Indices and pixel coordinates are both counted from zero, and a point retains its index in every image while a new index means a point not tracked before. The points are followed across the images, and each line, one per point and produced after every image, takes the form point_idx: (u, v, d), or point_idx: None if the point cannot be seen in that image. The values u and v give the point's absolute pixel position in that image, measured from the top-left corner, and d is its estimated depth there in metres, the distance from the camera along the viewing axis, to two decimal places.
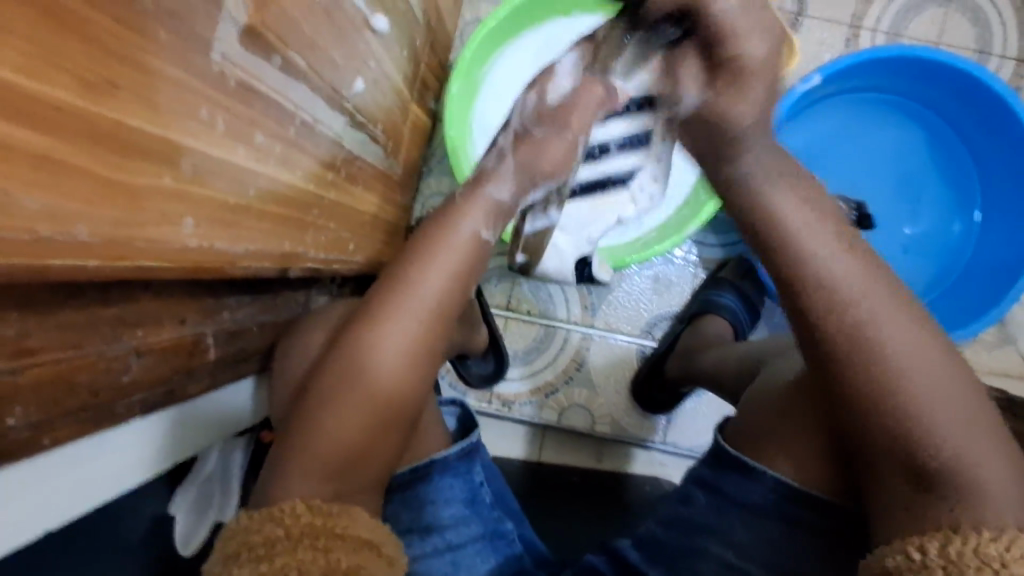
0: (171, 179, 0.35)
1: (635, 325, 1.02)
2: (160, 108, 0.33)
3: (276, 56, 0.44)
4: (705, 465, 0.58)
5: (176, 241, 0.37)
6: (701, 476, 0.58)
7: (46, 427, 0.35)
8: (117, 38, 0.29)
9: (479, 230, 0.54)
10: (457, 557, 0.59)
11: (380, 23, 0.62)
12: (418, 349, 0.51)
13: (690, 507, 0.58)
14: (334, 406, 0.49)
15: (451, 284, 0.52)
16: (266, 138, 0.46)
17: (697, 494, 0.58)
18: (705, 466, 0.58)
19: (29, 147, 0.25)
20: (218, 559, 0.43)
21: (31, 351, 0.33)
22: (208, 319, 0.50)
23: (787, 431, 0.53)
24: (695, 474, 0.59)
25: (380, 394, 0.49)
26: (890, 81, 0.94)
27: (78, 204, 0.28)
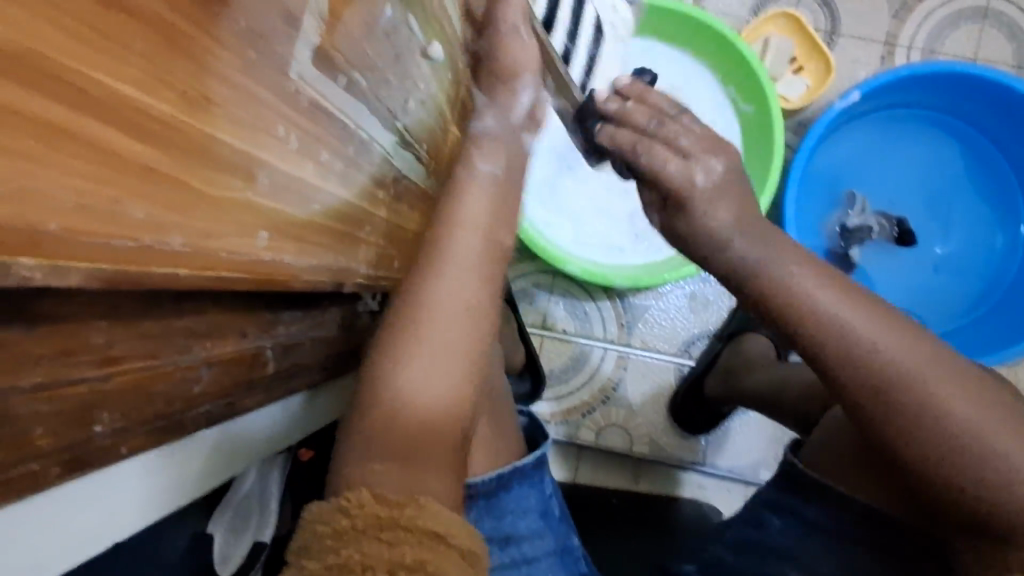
0: (249, 192, 0.36)
1: (672, 344, 1.01)
2: (244, 124, 0.34)
3: (341, 75, 0.45)
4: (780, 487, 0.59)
5: (251, 253, 0.38)
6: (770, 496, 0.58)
7: (125, 435, 0.35)
8: (214, 55, 0.30)
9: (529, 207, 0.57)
10: (533, 570, 0.59)
11: (431, 47, 0.64)
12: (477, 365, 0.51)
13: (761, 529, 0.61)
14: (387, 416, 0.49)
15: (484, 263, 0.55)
16: (328, 155, 0.47)
17: (770, 519, 0.62)
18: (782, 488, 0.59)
19: (136, 157, 0.26)
20: (293, 549, 0.44)
21: (115, 359, 0.34)
22: (267, 333, 0.51)
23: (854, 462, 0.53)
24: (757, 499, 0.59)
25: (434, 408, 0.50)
26: (930, 97, 0.93)
27: (171, 213, 0.29)
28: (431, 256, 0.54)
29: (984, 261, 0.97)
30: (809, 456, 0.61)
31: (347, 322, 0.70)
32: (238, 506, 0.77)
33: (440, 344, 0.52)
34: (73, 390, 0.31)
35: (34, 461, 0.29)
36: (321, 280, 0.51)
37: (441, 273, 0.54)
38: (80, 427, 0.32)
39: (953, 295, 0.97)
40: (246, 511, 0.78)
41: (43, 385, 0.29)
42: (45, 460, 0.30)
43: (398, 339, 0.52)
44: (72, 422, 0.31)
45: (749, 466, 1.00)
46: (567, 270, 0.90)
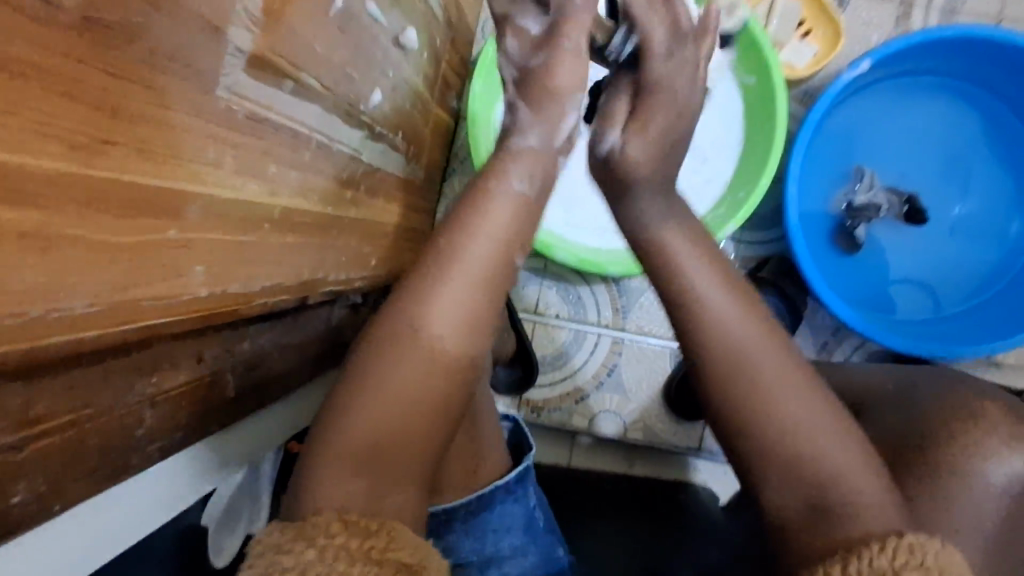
0: (178, 230, 0.33)
1: (668, 328, 0.98)
2: (162, 158, 0.30)
3: (287, 80, 0.41)
4: None
5: (186, 292, 0.35)
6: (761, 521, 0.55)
7: (56, 492, 0.33)
8: (111, 92, 0.26)
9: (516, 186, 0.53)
10: None
11: (406, 35, 0.61)
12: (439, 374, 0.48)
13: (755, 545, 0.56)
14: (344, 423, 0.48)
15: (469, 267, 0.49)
16: (280, 167, 0.43)
17: None
18: None
19: (13, 225, 0.23)
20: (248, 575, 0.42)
21: (37, 420, 0.31)
22: (228, 352, 0.48)
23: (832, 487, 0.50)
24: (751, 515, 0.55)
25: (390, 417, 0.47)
26: (946, 62, 0.86)
27: (74, 275, 0.26)
28: (422, 275, 0.49)
29: (998, 237, 0.92)
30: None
31: (324, 323, 0.67)
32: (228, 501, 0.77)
33: (418, 367, 0.48)
34: None
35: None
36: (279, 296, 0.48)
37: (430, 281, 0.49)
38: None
39: (962, 270, 0.92)
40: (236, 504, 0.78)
41: None
42: None
43: (372, 360, 0.48)
44: None
45: None
46: (556, 257, 0.86)
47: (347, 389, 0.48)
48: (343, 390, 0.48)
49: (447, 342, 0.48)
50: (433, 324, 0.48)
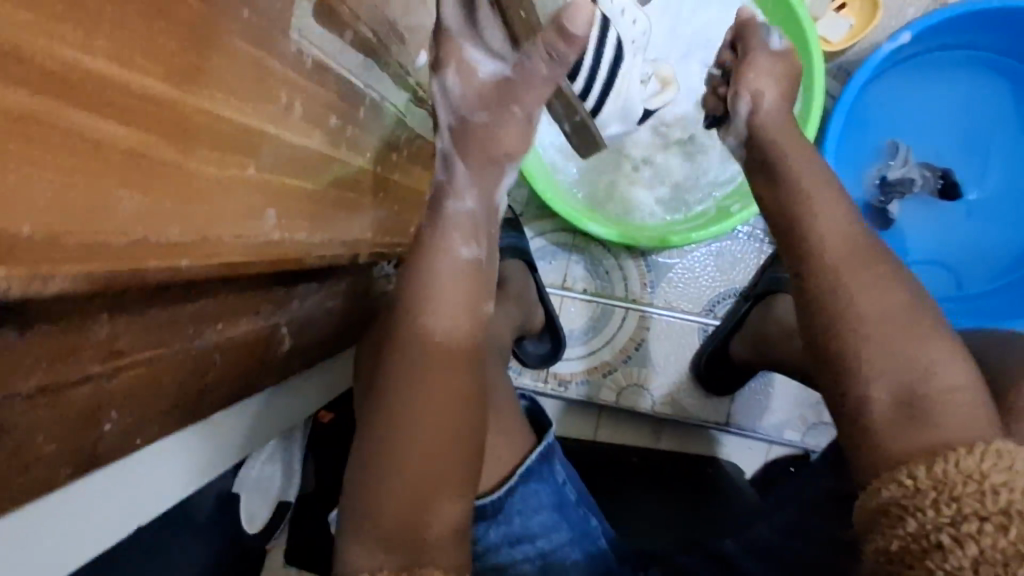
0: (254, 169, 0.33)
1: (696, 303, 0.99)
2: (245, 93, 0.31)
3: (349, 31, 0.41)
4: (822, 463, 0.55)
5: (258, 235, 0.35)
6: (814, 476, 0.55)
7: (136, 431, 0.34)
8: (205, 16, 0.27)
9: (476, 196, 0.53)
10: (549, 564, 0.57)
11: None
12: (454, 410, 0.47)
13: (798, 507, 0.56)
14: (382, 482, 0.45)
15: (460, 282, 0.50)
16: (339, 119, 0.43)
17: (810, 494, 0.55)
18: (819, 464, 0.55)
19: (124, 144, 0.23)
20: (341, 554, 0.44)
21: (120, 352, 0.31)
22: (280, 309, 0.48)
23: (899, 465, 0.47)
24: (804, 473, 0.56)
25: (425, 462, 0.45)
26: (983, 36, 0.86)
27: (170, 203, 0.27)
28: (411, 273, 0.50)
29: None
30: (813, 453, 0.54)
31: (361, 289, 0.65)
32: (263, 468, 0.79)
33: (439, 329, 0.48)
34: (77, 393, 0.29)
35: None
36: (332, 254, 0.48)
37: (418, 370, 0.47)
38: (90, 429, 0.30)
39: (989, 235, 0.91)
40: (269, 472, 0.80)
41: (50, 389, 0.27)
42: (53, 466, 0.28)
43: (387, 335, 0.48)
44: (80, 425, 0.29)
45: (774, 427, 0.99)
46: (591, 230, 0.85)
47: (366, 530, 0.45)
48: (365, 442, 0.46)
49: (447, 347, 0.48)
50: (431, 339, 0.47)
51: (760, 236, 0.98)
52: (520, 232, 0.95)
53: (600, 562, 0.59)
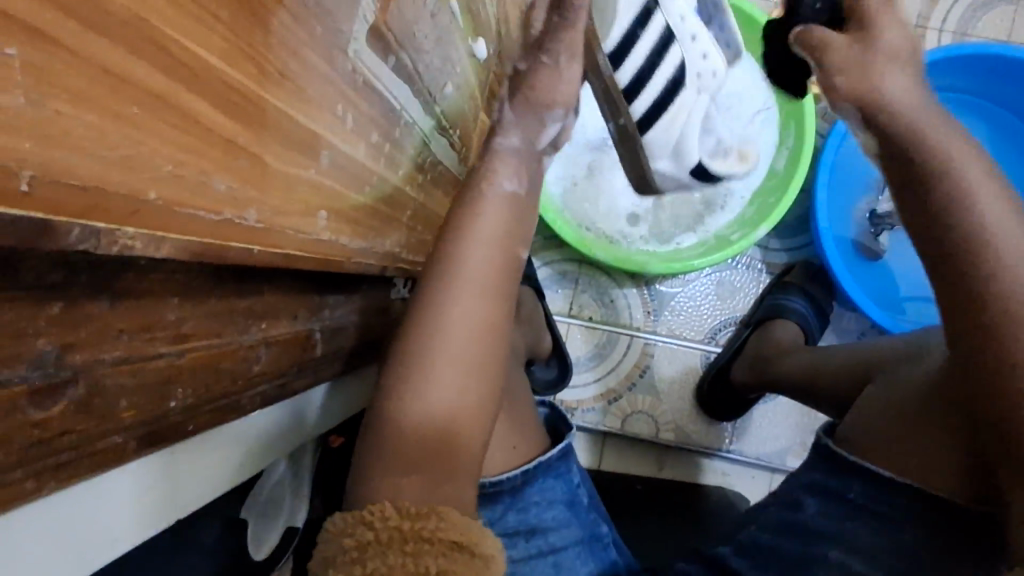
0: (313, 170, 0.36)
1: (698, 331, 1.01)
2: (309, 100, 0.34)
3: (391, 56, 0.45)
4: (817, 468, 0.58)
5: (312, 233, 0.38)
6: (812, 480, 0.58)
7: (193, 413, 0.35)
8: (290, 30, 0.30)
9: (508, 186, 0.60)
10: (559, 559, 0.59)
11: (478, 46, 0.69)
12: (470, 355, 0.56)
13: (800, 513, 0.58)
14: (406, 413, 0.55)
15: (491, 256, 0.58)
16: (379, 136, 0.46)
17: (807, 500, 0.57)
18: (816, 470, 0.58)
19: (222, 130, 0.26)
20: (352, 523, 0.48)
21: (187, 336, 0.34)
22: (314, 316, 0.50)
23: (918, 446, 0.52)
24: (805, 480, 0.59)
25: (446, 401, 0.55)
26: (960, 79, 0.92)
27: (251, 189, 0.30)
28: (451, 229, 0.59)
29: None
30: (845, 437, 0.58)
31: (381, 307, 0.67)
32: (269, 493, 0.79)
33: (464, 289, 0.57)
34: (152, 365, 0.31)
35: (65, 449, 0.27)
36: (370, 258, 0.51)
37: (448, 311, 0.56)
38: (157, 402, 0.32)
39: None
40: (276, 497, 0.80)
41: (127, 359, 0.29)
42: (127, 433, 0.30)
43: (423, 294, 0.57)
44: (150, 396, 0.31)
45: (776, 453, 1.01)
46: (594, 256, 0.88)
47: (385, 459, 0.54)
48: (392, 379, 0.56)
49: (479, 298, 0.57)
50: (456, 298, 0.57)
51: (757, 266, 1.01)
52: (528, 260, 0.98)
53: (609, 564, 0.61)
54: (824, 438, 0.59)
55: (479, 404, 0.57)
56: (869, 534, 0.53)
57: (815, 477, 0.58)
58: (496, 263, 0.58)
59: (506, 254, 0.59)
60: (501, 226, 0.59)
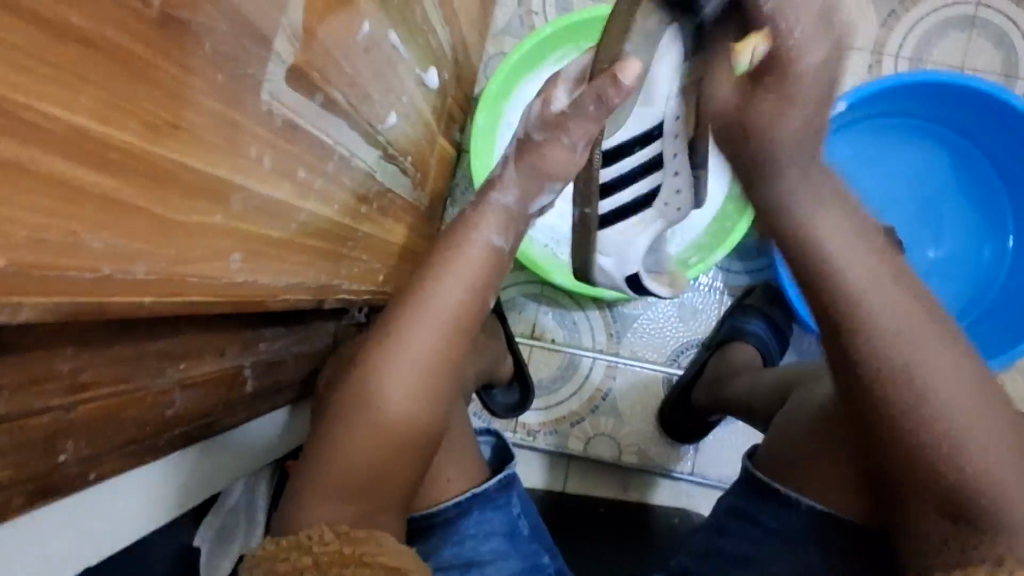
0: (222, 216, 0.36)
1: (661, 353, 1.01)
2: (215, 148, 0.34)
3: (318, 94, 0.45)
4: (739, 494, 0.60)
5: (223, 276, 0.37)
6: (734, 506, 0.60)
7: (95, 461, 0.35)
8: (184, 83, 0.30)
9: (490, 236, 0.59)
10: None
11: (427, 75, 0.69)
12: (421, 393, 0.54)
13: (724, 537, 0.60)
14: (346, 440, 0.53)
15: (457, 299, 0.56)
16: (306, 173, 0.46)
17: (730, 524, 0.60)
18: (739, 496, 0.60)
19: (96, 188, 0.26)
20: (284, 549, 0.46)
21: (85, 386, 0.33)
22: (246, 351, 0.50)
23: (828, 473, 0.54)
24: (727, 505, 0.61)
25: (388, 434, 0.53)
26: (915, 105, 0.92)
27: (138, 243, 0.29)
28: (430, 265, 0.58)
29: (970, 267, 0.96)
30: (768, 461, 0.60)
31: (329, 335, 0.67)
32: (224, 519, 0.75)
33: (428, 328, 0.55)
34: (37, 420, 0.31)
35: None
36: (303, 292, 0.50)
37: (405, 342, 0.55)
38: (43, 457, 0.31)
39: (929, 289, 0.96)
40: (231, 524, 0.76)
41: (6, 417, 0.29)
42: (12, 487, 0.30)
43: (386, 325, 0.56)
44: (37, 451, 0.31)
45: (735, 476, 1.01)
46: (551, 280, 0.88)
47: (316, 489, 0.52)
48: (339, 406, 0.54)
49: (441, 338, 0.55)
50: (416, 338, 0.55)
51: (719, 287, 1.02)
52: None
53: None
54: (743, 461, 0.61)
55: (424, 439, 0.55)
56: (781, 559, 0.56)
57: (739, 505, 0.60)
58: (465, 302, 0.57)
59: (471, 293, 0.57)
60: (477, 270, 0.58)
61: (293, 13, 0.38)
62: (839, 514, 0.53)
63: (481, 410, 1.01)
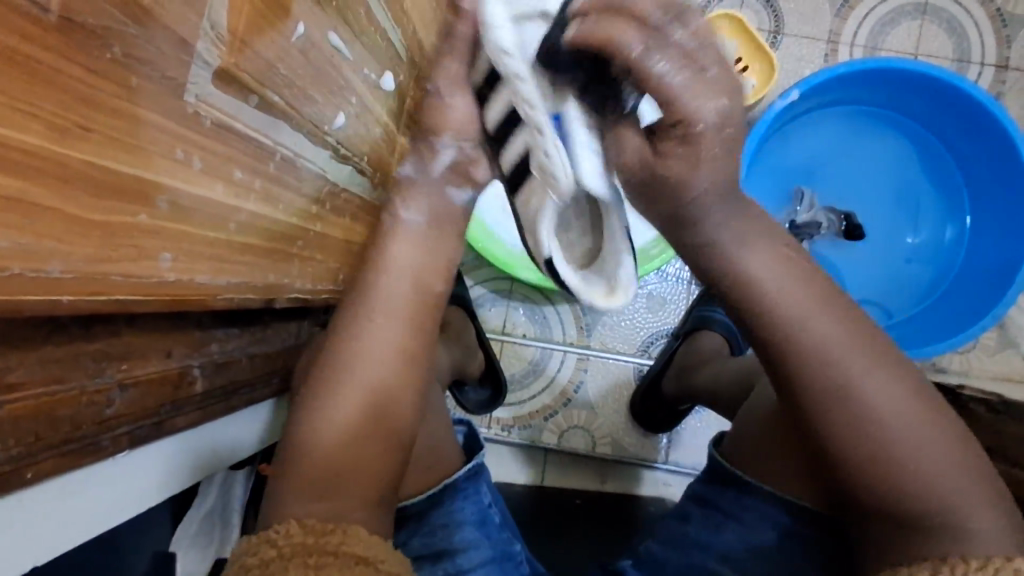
0: (147, 216, 0.37)
1: (631, 344, 1.02)
2: (133, 149, 0.35)
3: (253, 96, 0.46)
4: (699, 481, 0.61)
5: (153, 275, 0.38)
6: (695, 492, 0.61)
7: (30, 459, 0.36)
8: (95, 87, 0.31)
9: (411, 214, 0.59)
10: None
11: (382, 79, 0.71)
12: (380, 386, 0.54)
13: (684, 523, 0.60)
14: (308, 443, 0.52)
15: (405, 290, 0.57)
16: (244, 173, 0.47)
17: (693, 511, 0.60)
18: (698, 482, 0.61)
19: (3, 189, 0.27)
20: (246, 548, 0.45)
21: (12, 386, 0.34)
22: (195, 351, 0.51)
23: (779, 458, 0.55)
24: (690, 492, 0.62)
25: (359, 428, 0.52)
26: (870, 93, 0.94)
27: (51, 242, 0.30)
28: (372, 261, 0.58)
29: (935, 250, 0.98)
30: (730, 447, 0.60)
31: (291, 335, 0.68)
32: (201, 524, 0.73)
33: (383, 321, 0.55)
34: None
35: None
36: (250, 288, 0.51)
37: (366, 326, 0.55)
38: None
39: (904, 272, 0.98)
40: (210, 525, 0.74)
41: None
42: None
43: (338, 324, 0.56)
44: None
45: None
46: (517, 275, 0.89)
47: (275, 494, 0.50)
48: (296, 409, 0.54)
49: (398, 326, 0.56)
50: (369, 335, 0.55)
51: (686, 277, 1.03)
52: (459, 280, 0.99)
53: None
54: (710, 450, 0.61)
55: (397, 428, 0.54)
56: (747, 553, 0.55)
57: (703, 491, 0.60)
58: (427, 292, 0.58)
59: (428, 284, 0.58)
60: (416, 263, 0.58)
61: (214, 19, 0.39)
62: (808, 507, 0.53)
63: (454, 407, 1.02)
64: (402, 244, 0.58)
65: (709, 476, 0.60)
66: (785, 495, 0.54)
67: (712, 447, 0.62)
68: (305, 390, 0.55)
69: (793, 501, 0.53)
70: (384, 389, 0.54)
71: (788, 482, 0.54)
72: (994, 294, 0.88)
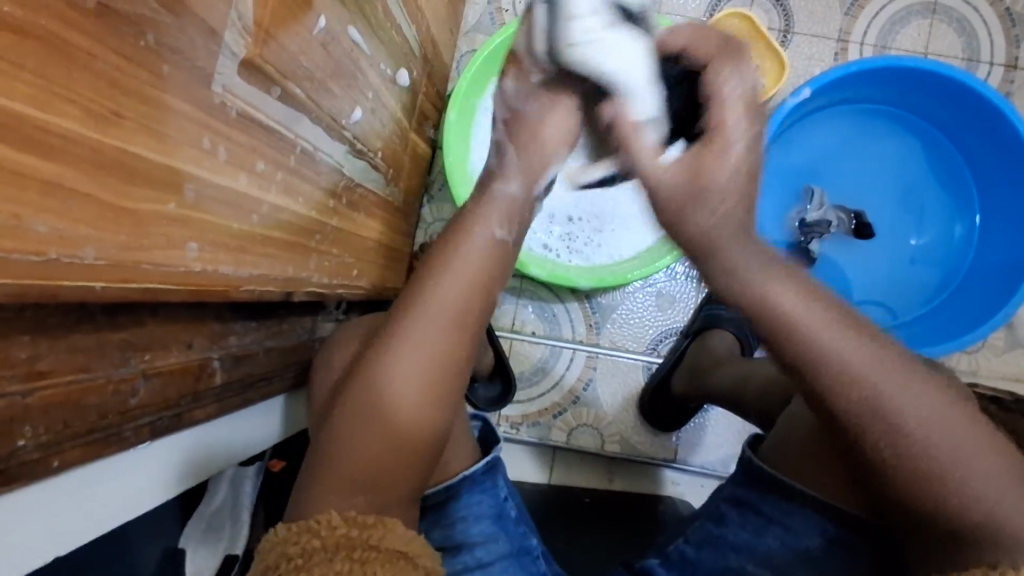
0: (174, 205, 0.37)
1: (640, 342, 1.02)
2: (163, 138, 0.35)
3: (276, 87, 0.46)
4: (742, 485, 0.60)
5: (180, 265, 0.39)
6: (737, 496, 0.60)
7: (55, 448, 0.36)
8: (128, 74, 0.31)
9: (494, 235, 0.56)
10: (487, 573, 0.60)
11: (397, 75, 0.71)
12: (429, 383, 0.52)
13: (725, 526, 0.60)
14: (356, 436, 0.51)
15: (465, 291, 0.54)
16: (266, 165, 0.47)
17: (732, 514, 0.60)
18: (743, 487, 0.60)
19: (39, 173, 0.27)
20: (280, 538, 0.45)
21: (41, 373, 0.34)
22: (214, 343, 0.51)
23: (819, 454, 0.55)
24: (730, 495, 0.61)
25: (398, 426, 0.51)
26: (880, 91, 0.94)
27: (85, 228, 0.30)
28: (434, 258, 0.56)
29: (944, 249, 0.98)
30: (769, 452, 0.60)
31: (305, 331, 0.68)
32: (210, 520, 0.72)
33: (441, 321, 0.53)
34: None
35: None
36: (271, 280, 0.51)
37: (419, 323, 0.53)
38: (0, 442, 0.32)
39: (912, 272, 0.98)
40: (219, 523, 0.73)
41: None
42: None
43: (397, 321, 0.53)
44: None
45: (720, 462, 1.02)
46: (528, 273, 0.89)
47: (304, 487, 0.51)
48: (349, 398, 0.53)
49: (449, 331, 0.53)
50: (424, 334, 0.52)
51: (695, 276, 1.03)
52: None
53: None
54: (747, 452, 0.61)
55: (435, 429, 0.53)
56: (782, 550, 0.56)
57: (741, 494, 0.60)
58: (471, 291, 0.55)
59: (480, 285, 0.55)
60: (485, 261, 0.55)
61: (241, 9, 0.39)
62: (842, 510, 0.53)
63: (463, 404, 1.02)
64: (462, 238, 0.55)
65: (749, 480, 0.60)
66: (820, 495, 0.54)
67: (751, 450, 0.62)
68: (356, 379, 0.54)
69: (824, 500, 0.54)
70: (432, 387, 0.52)
71: (825, 482, 0.54)
72: (1004, 293, 0.88)
